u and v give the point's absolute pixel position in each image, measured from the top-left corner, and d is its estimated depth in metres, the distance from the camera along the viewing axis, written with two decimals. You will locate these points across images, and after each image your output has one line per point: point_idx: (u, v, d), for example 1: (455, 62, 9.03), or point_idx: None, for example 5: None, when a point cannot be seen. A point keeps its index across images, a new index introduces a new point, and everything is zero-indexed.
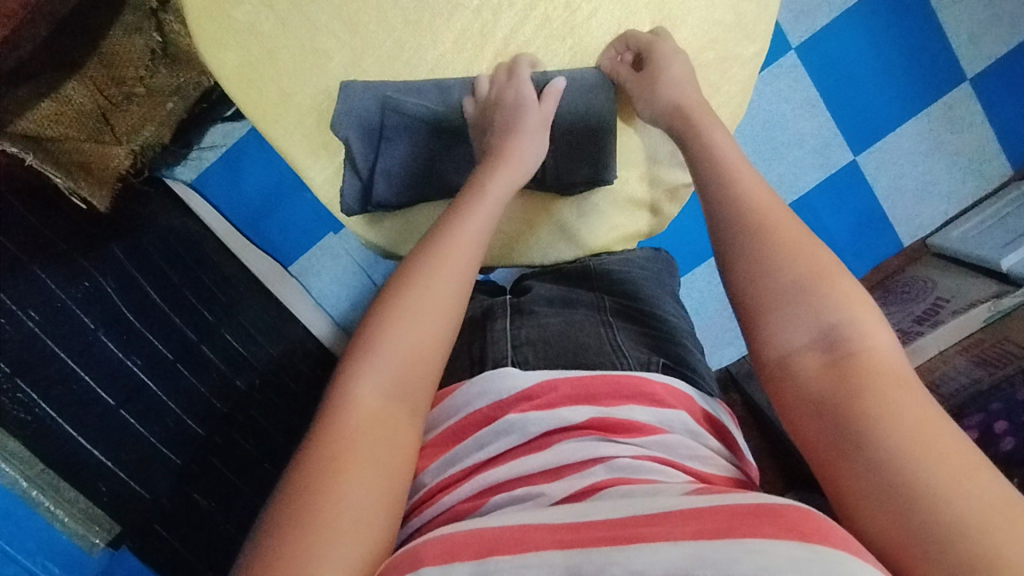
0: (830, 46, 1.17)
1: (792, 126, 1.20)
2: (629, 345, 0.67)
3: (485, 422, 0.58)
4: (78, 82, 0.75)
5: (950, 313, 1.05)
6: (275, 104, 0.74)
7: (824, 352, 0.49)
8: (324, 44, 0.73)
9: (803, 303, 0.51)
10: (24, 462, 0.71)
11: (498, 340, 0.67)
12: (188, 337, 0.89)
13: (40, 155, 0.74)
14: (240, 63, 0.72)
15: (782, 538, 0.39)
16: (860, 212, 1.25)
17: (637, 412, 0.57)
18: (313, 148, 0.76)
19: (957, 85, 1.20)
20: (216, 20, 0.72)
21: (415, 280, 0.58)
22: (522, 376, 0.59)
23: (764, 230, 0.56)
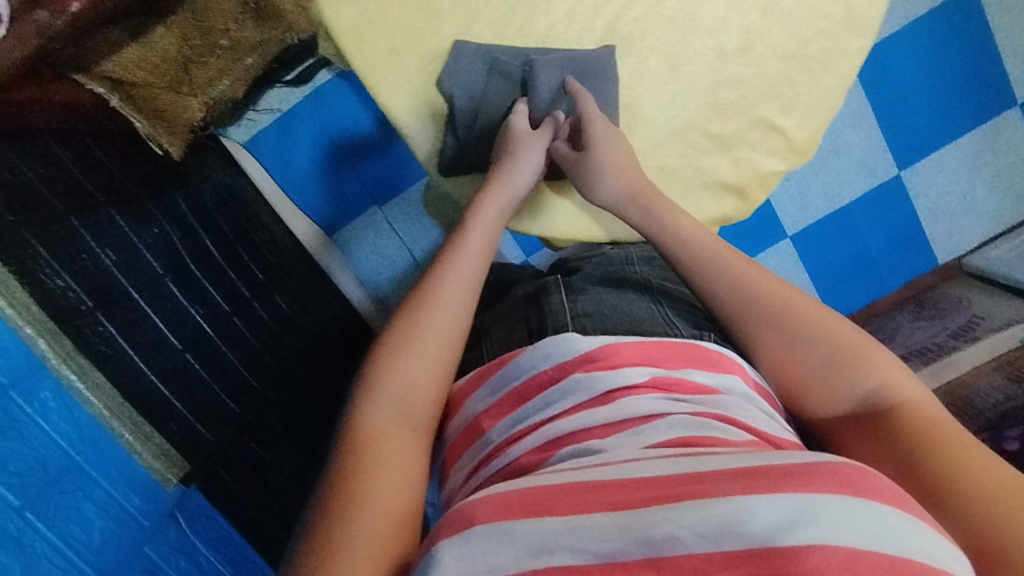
0: (888, 60, 1.18)
1: (839, 136, 1.22)
2: (681, 321, 0.69)
3: (550, 382, 0.58)
4: (166, 28, 0.77)
5: (987, 331, 1.06)
6: (387, 61, 0.69)
7: (872, 414, 0.55)
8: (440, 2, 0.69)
9: (835, 378, 0.58)
10: (106, 394, 0.75)
11: (555, 310, 0.67)
12: (244, 294, 0.90)
13: (122, 99, 0.76)
14: (355, 16, 0.67)
15: (839, 493, 0.40)
16: (899, 226, 1.27)
17: (697, 375, 0.58)
18: (420, 112, 0.72)
19: (1007, 109, 1.21)
20: None
21: (417, 313, 0.60)
22: (585, 340, 0.60)
23: (787, 300, 0.62)
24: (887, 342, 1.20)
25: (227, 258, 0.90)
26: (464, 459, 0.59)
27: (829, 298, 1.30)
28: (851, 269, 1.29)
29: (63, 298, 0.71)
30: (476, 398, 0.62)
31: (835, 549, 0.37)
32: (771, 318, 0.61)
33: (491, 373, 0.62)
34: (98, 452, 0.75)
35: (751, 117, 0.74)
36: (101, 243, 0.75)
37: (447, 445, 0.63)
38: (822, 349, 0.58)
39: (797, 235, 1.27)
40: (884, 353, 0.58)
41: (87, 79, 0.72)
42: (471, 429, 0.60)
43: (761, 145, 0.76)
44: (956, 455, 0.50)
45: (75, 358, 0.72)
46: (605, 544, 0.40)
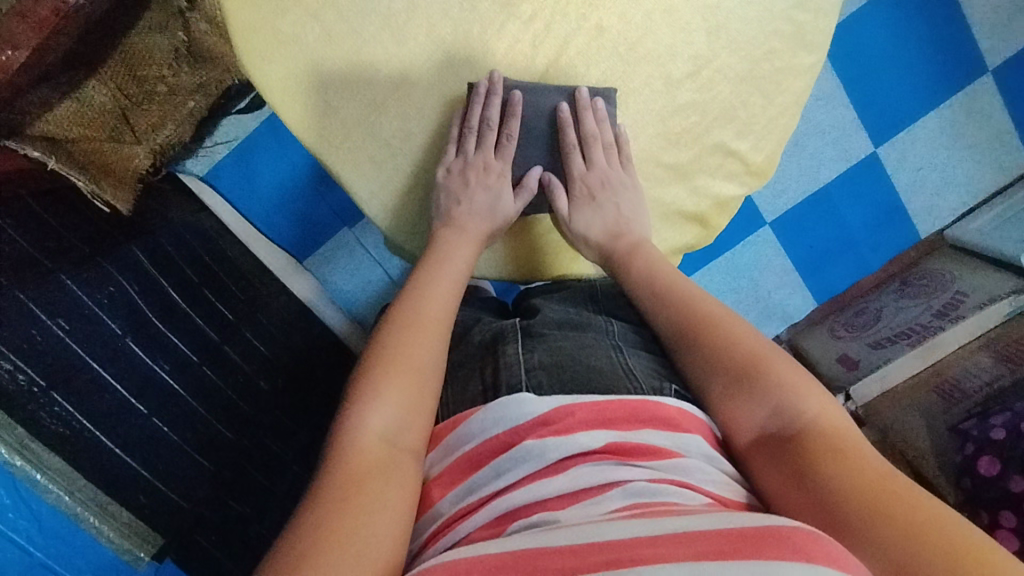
0: (856, 36, 1.15)
1: (813, 119, 1.19)
2: (641, 371, 0.64)
3: (502, 448, 0.55)
4: (98, 82, 0.73)
5: (971, 309, 1.05)
6: (321, 118, 0.68)
7: (780, 432, 0.54)
8: (370, 53, 0.67)
9: (749, 386, 0.57)
10: (67, 479, 0.68)
11: (510, 365, 0.64)
12: (212, 338, 0.90)
13: (60, 157, 0.73)
14: (284, 77, 0.67)
15: (792, 559, 0.39)
16: (880, 204, 1.25)
17: (655, 437, 0.55)
18: (362, 163, 0.70)
19: (979, 77, 1.19)
20: (261, 32, 0.66)
21: (404, 330, 0.59)
22: (539, 402, 0.56)
23: (699, 322, 0.62)
24: (872, 326, 1.19)
25: (191, 303, 0.89)
26: (416, 531, 0.56)
27: (812, 283, 1.28)
28: (834, 251, 1.27)
29: (12, 384, 0.65)
30: (429, 459, 0.59)
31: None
32: (693, 330, 0.62)
33: (442, 437, 0.60)
34: (65, 550, 0.69)
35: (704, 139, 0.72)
36: (50, 313, 0.71)
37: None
38: (740, 354, 0.59)
39: (776, 222, 1.25)
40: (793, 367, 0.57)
41: (22, 144, 0.69)
42: (422, 493, 0.58)
43: (712, 168, 0.74)
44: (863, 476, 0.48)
45: (28, 445, 0.66)
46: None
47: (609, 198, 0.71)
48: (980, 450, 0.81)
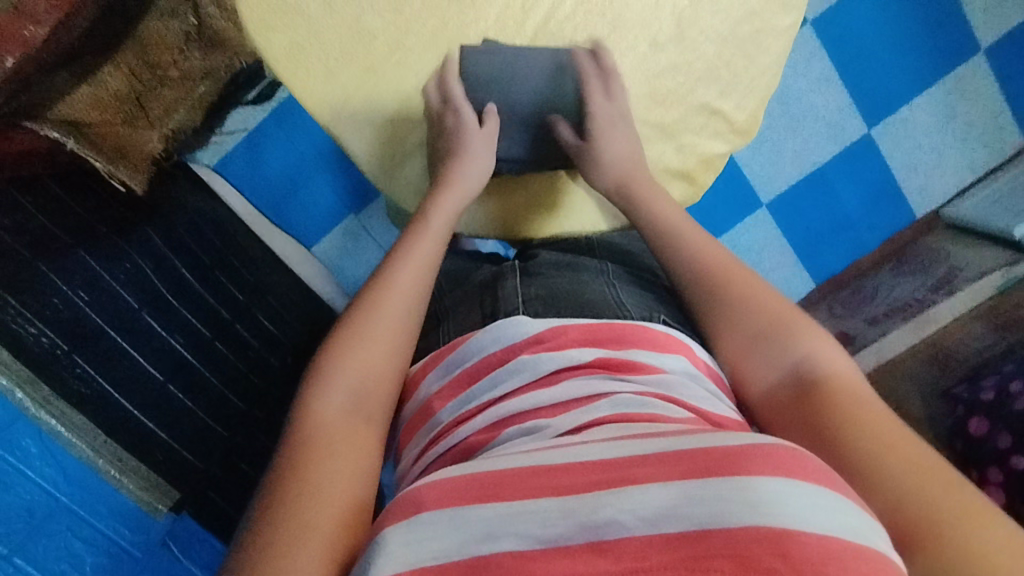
0: (847, 19, 1.17)
1: (807, 101, 1.21)
2: (632, 301, 0.69)
3: (498, 364, 0.60)
4: (113, 67, 0.77)
5: (964, 282, 1.06)
6: (321, 82, 0.70)
7: (793, 385, 0.57)
8: (369, 22, 0.70)
9: (763, 340, 0.61)
10: (88, 435, 0.78)
11: (508, 295, 0.69)
12: (223, 317, 0.92)
13: (81, 140, 0.78)
14: (287, 45, 0.69)
15: (771, 475, 0.41)
16: (875, 183, 1.26)
17: (639, 354, 0.59)
18: (358, 126, 0.73)
19: (970, 58, 1.20)
20: (264, 1, 0.68)
21: (370, 306, 0.61)
22: (533, 323, 0.62)
23: (727, 278, 0.65)
24: (867, 301, 1.21)
25: (201, 282, 0.90)
26: (417, 437, 0.61)
27: (806, 263, 1.30)
28: (829, 232, 1.29)
29: (37, 346, 0.75)
30: (431, 377, 0.64)
31: (765, 530, 0.38)
32: (717, 286, 0.65)
33: (446, 353, 0.64)
34: (88, 492, 0.79)
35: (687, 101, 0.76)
36: (69, 285, 0.78)
37: (404, 424, 0.65)
38: (760, 311, 0.62)
39: (772, 204, 1.27)
40: (818, 333, 0.60)
41: (43, 126, 0.73)
42: (423, 409, 0.62)
43: (701, 127, 0.78)
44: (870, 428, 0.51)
45: (53, 402, 0.76)
46: (548, 530, 0.41)
47: (608, 149, 0.73)
48: (971, 412, 0.83)
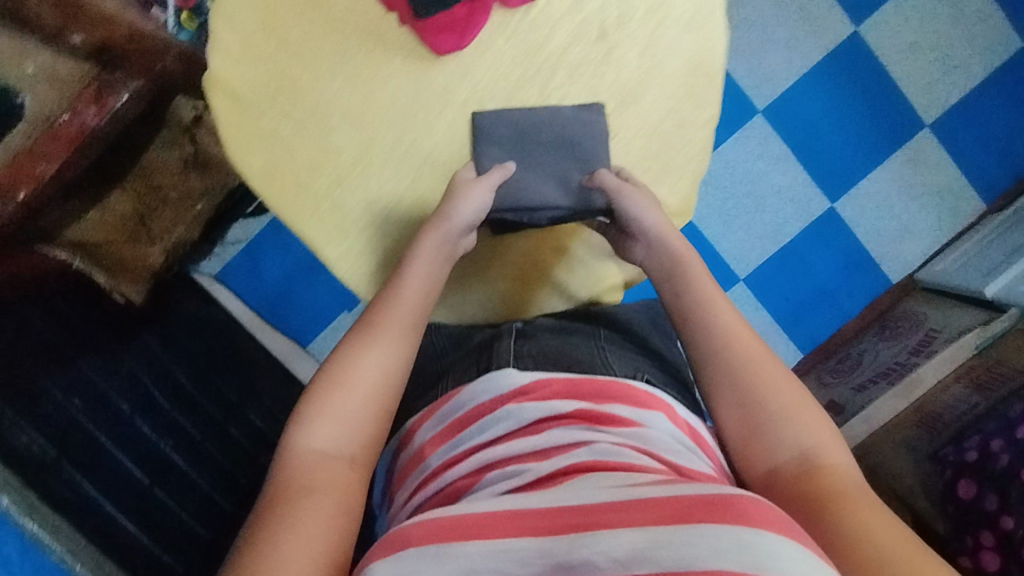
0: (796, 105, 1.25)
1: (768, 179, 1.28)
2: (619, 363, 0.67)
3: (486, 413, 0.61)
4: (120, 192, 0.87)
5: (943, 343, 1.08)
6: (293, 191, 0.64)
7: (798, 470, 0.55)
8: (335, 129, 0.63)
9: (773, 429, 0.58)
10: (68, 537, 0.63)
11: (500, 351, 0.67)
12: (215, 419, 0.97)
13: (86, 259, 0.86)
14: (266, 158, 0.63)
15: (731, 523, 0.42)
16: (846, 252, 1.31)
17: (620, 408, 0.59)
18: (327, 227, 0.65)
19: (919, 132, 1.27)
20: (234, 110, 0.62)
21: (359, 341, 0.59)
22: (521, 375, 0.63)
23: (744, 362, 0.60)
24: (855, 368, 1.21)
25: (198, 386, 0.97)
26: (405, 483, 0.61)
27: (794, 335, 1.31)
28: (809, 301, 1.31)
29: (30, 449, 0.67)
30: (424, 426, 0.64)
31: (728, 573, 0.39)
32: (734, 366, 0.60)
33: (439, 402, 0.65)
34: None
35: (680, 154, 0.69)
36: (66, 394, 0.77)
37: (399, 470, 0.64)
38: (770, 400, 0.58)
39: (749, 278, 1.30)
40: (819, 417, 0.58)
41: (51, 249, 0.81)
42: (414, 457, 0.63)
43: None
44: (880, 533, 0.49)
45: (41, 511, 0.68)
46: (525, 570, 0.42)
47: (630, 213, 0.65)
48: (959, 474, 0.83)
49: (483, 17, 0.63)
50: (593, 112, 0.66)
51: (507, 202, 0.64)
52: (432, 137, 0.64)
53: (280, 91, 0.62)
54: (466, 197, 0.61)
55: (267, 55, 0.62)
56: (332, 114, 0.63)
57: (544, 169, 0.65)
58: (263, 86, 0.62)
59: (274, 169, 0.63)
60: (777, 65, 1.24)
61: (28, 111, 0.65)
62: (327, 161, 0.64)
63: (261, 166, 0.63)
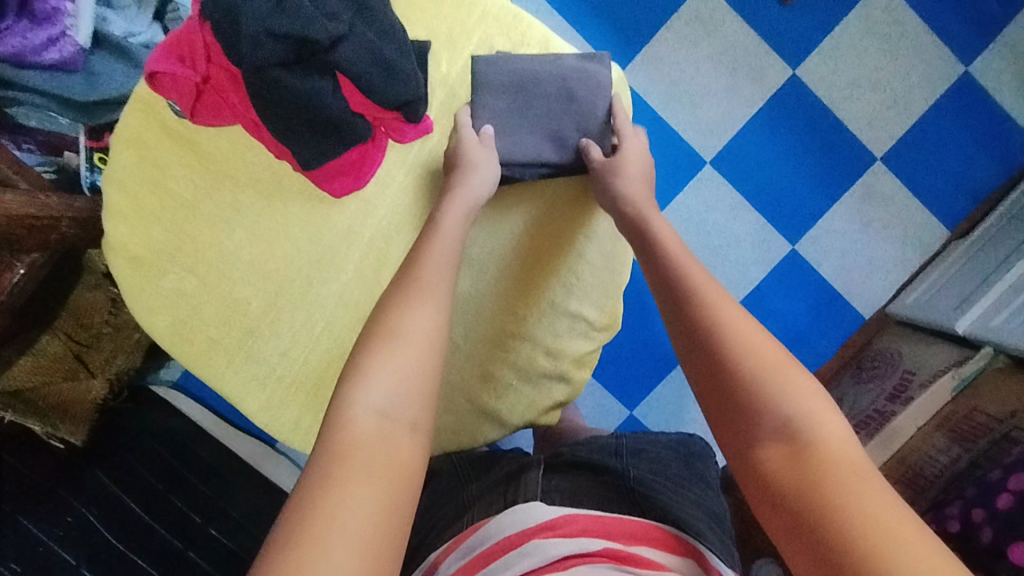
0: (743, 153, 1.24)
1: (724, 229, 1.27)
2: (647, 502, 0.69)
3: (511, 547, 0.60)
4: (50, 335, 0.85)
5: (918, 387, 1.06)
6: (204, 348, 0.62)
7: (784, 439, 0.49)
8: (241, 288, 0.62)
9: (755, 391, 0.51)
10: None
11: (529, 483, 0.70)
12: (176, 547, 0.95)
13: (20, 409, 0.82)
14: (171, 323, 0.61)
15: None
16: (813, 294, 1.28)
17: (648, 551, 0.60)
18: (245, 380, 0.62)
19: (871, 166, 1.26)
20: (135, 279, 0.61)
21: (400, 303, 0.55)
22: (548, 511, 0.63)
23: (718, 327, 0.56)
24: None
25: (153, 515, 0.96)
26: None
27: None
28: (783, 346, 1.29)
29: None
30: (449, 563, 0.63)
31: None
32: (715, 332, 0.55)
33: (466, 539, 0.64)
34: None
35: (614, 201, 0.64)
36: None
37: None
38: (747, 361, 0.53)
39: None
40: (806, 380, 0.52)
41: None
42: None
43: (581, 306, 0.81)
44: (886, 522, 0.42)
45: None
46: None
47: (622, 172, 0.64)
48: None
49: (377, 156, 0.61)
50: (596, 64, 0.66)
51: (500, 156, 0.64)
52: (341, 280, 0.63)
53: (179, 248, 0.61)
54: (476, 163, 0.62)
55: (161, 215, 0.60)
56: (235, 268, 0.61)
57: (542, 119, 0.66)
58: (160, 245, 0.61)
59: (180, 328, 0.62)
60: (719, 116, 1.23)
61: None
62: (235, 314, 0.62)
63: (167, 326, 0.61)
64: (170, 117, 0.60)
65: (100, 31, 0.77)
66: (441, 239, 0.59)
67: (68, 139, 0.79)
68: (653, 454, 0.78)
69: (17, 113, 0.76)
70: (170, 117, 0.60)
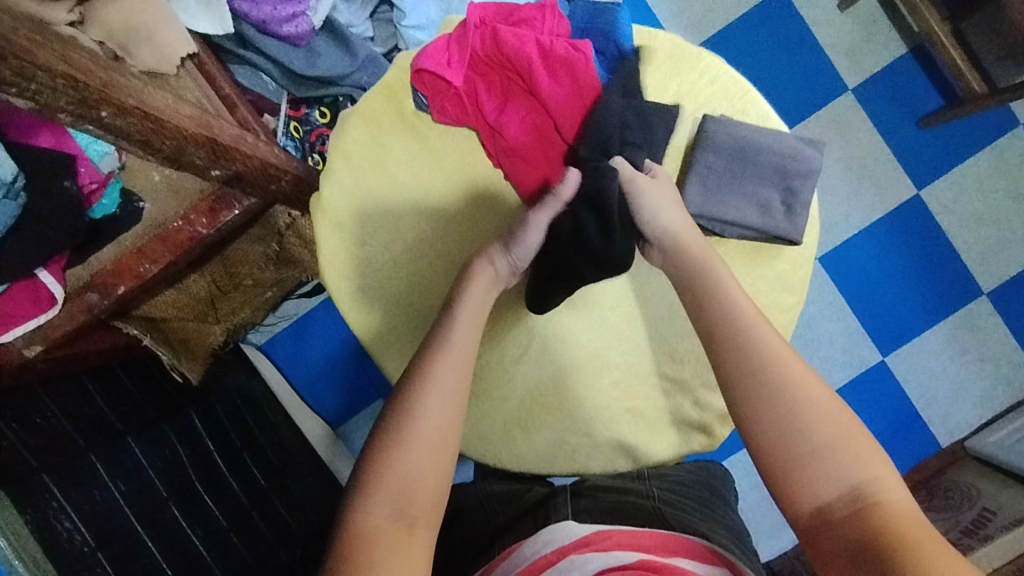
0: (854, 257, 1.27)
1: (820, 326, 1.28)
2: (681, 517, 0.66)
3: (547, 566, 0.55)
4: (198, 275, 0.88)
5: (997, 528, 1.00)
6: (377, 320, 0.69)
7: (848, 502, 0.50)
8: (429, 273, 0.68)
9: (819, 466, 0.52)
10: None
11: (559, 502, 0.67)
12: (243, 503, 0.94)
13: (154, 336, 0.87)
14: (354, 292, 0.69)
15: None
16: (894, 409, 1.28)
17: (685, 562, 0.55)
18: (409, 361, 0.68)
19: (975, 299, 1.27)
20: (338, 250, 0.69)
21: (408, 406, 0.56)
22: (579, 527, 0.59)
23: (775, 359, 0.56)
24: None
25: (230, 469, 0.95)
26: None
27: None
28: None
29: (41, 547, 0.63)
30: None
31: None
32: (762, 369, 0.55)
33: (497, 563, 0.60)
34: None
35: (779, 271, 0.65)
36: (111, 475, 0.77)
37: None
38: (815, 430, 0.53)
39: None
40: (869, 449, 0.52)
41: (124, 323, 0.83)
42: None
43: None
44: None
45: None
46: None
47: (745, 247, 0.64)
48: None
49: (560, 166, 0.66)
50: (815, 148, 0.64)
51: (704, 210, 0.63)
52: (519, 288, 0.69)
53: (381, 226, 0.68)
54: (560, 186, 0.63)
55: (379, 196, 0.68)
56: (431, 252, 0.68)
57: (746, 185, 0.64)
58: (371, 221, 0.68)
59: (364, 296, 0.69)
60: (837, 217, 1.27)
61: (147, 215, 0.66)
62: (411, 295, 0.69)
63: (351, 293, 0.69)
64: (409, 106, 0.69)
65: (330, 17, 0.84)
66: (455, 323, 0.60)
67: (270, 102, 0.86)
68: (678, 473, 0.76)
69: (236, 70, 0.83)
70: (410, 106, 0.69)
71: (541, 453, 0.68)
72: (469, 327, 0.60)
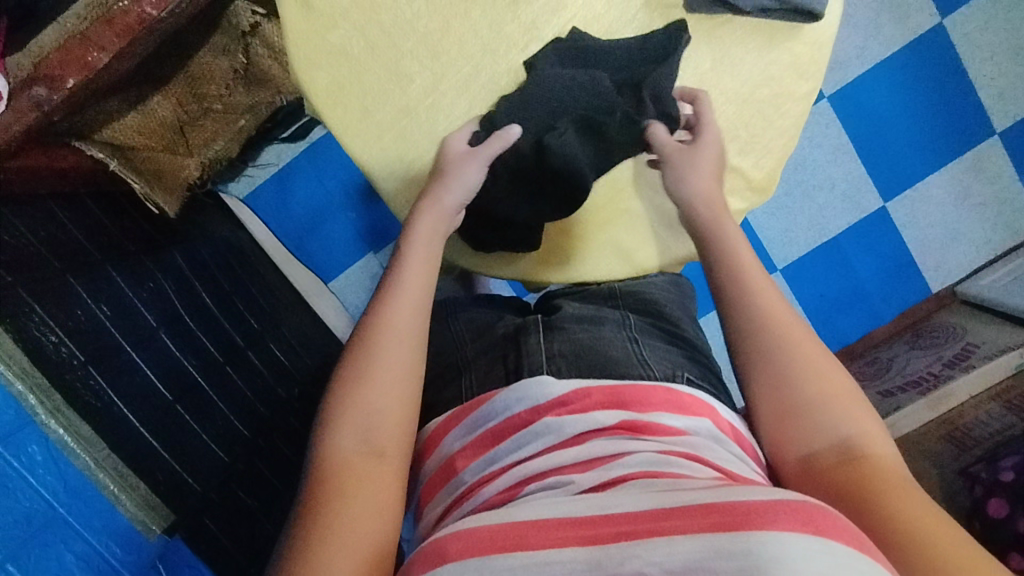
0: (863, 93, 1.20)
1: (823, 170, 1.23)
2: (655, 359, 0.63)
3: (523, 425, 0.55)
4: (162, 95, 0.80)
5: (981, 358, 0.98)
6: (357, 118, 0.69)
7: (838, 455, 0.52)
8: (407, 66, 0.68)
9: (809, 420, 0.54)
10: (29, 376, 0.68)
11: (532, 352, 0.63)
12: (236, 342, 0.93)
13: (121, 162, 0.81)
14: (330, 81, 0.67)
15: (796, 531, 0.37)
16: (889, 257, 1.25)
17: (668, 419, 0.55)
18: (390, 161, 0.70)
19: (985, 139, 1.21)
20: (309, 39, 0.67)
21: (368, 347, 0.57)
22: (557, 383, 0.57)
23: (774, 321, 0.58)
24: (883, 373, 1.14)
25: (221, 309, 0.93)
26: (436, 501, 0.56)
27: (820, 330, 1.27)
28: (844, 300, 1.26)
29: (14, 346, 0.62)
30: (451, 437, 0.59)
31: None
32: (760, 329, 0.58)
33: (465, 415, 0.59)
34: (18, 442, 0.68)
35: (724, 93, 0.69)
36: (93, 297, 0.77)
37: (421, 488, 0.60)
38: (810, 386, 0.55)
39: (786, 268, 1.26)
40: (861, 406, 0.55)
41: (87, 145, 0.77)
42: (443, 469, 0.58)
43: None
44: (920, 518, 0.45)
45: (63, 410, 0.70)
46: None
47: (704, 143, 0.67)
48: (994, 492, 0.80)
49: None
50: None
51: None
52: (499, 74, 0.69)
53: (355, 7, 0.66)
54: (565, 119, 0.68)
55: None
56: (408, 38, 0.68)
57: None
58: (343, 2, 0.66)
59: (337, 85, 0.68)
60: (849, 50, 1.19)
61: None
62: (395, 92, 0.69)
63: (325, 83, 0.68)
64: None
65: None
66: (407, 265, 0.62)
67: None
68: (648, 297, 0.72)
69: None
70: None
71: (553, 259, 0.76)
72: (420, 269, 0.63)
